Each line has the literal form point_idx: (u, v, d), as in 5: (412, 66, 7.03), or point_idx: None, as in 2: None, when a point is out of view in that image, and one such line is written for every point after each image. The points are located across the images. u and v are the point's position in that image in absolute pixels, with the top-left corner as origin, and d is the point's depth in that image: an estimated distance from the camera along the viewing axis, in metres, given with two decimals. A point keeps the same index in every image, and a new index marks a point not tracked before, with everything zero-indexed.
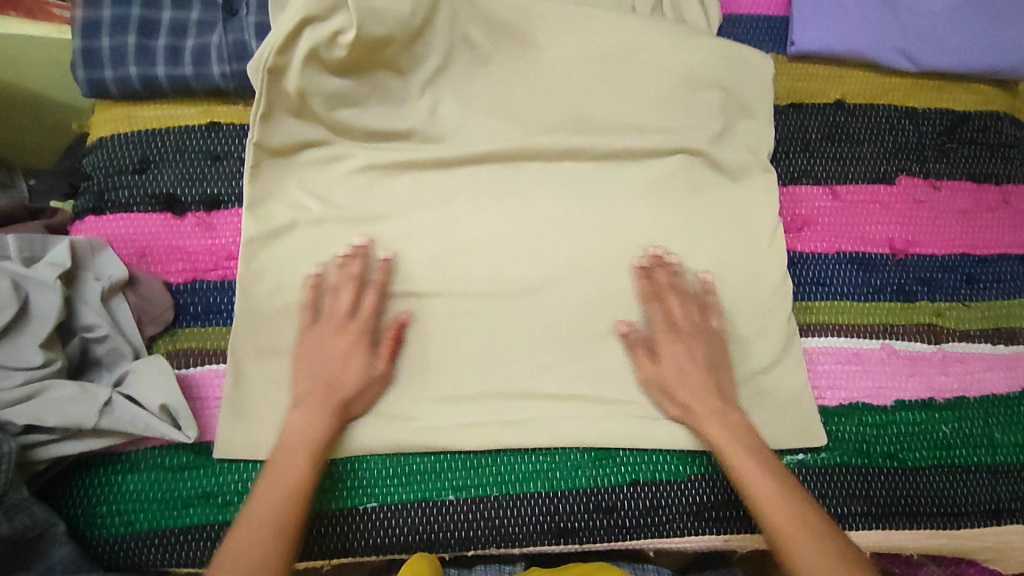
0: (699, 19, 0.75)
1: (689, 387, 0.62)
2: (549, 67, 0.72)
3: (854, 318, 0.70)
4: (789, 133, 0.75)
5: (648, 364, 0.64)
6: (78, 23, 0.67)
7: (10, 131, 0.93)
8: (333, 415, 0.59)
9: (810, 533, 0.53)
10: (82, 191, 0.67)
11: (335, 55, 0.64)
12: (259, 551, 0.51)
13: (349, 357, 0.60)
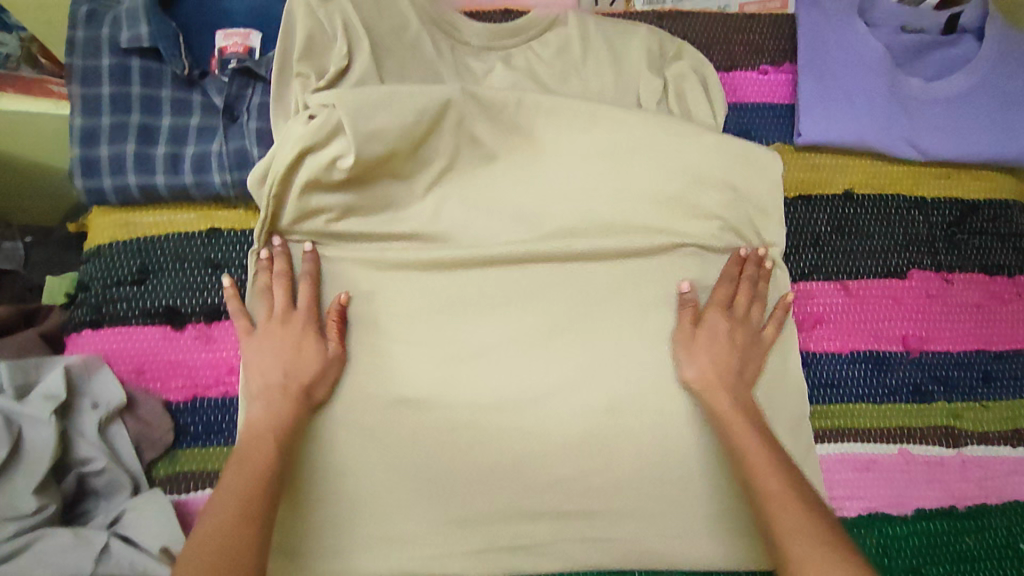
0: (705, 114, 0.74)
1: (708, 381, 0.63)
2: (554, 164, 0.71)
3: (871, 421, 0.69)
4: (799, 227, 0.74)
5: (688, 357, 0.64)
6: (75, 131, 0.65)
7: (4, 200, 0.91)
8: (296, 406, 0.59)
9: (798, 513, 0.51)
10: (78, 302, 0.66)
11: (335, 177, 0.63)
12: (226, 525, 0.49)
13: (258, 348, 0.61)
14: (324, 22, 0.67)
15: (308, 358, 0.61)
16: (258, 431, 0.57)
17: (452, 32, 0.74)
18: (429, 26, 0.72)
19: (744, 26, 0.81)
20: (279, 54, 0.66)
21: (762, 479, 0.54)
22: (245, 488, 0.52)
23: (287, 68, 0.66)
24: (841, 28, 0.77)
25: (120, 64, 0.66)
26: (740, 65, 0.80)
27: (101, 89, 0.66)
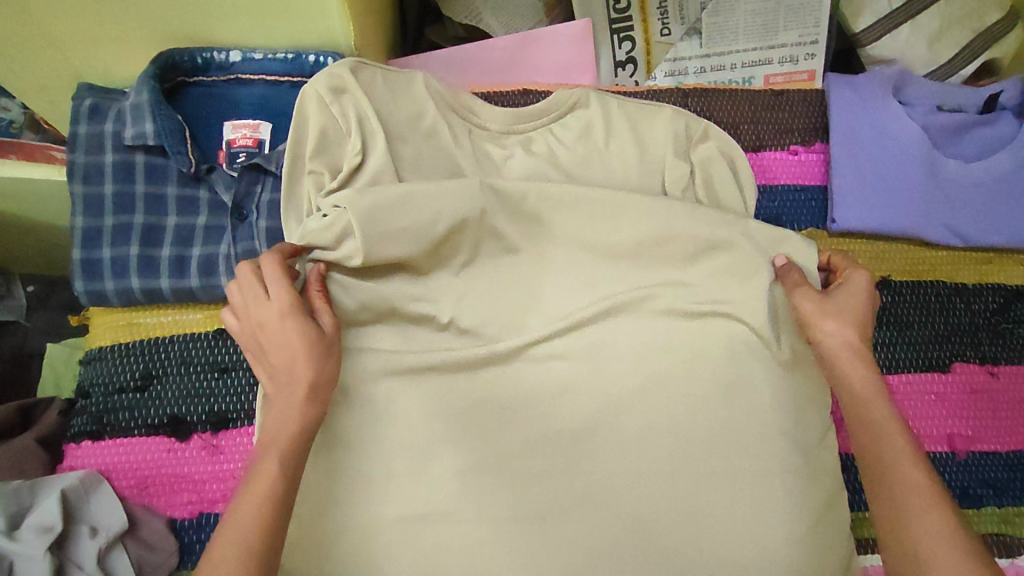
0: (734, 201, 0.71)
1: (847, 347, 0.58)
2: (577, 253, 0.68)
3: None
4: None
5: (822, 307, 0.60)
6: (77, 232, 0.63)
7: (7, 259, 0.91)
8: (302, 404, 0.49)
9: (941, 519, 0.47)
10: (78, 410, 0.63)
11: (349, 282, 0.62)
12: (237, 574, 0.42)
13: (274, 334, 0.51)
14: (337, 115, 0.64)
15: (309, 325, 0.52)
16: (273, 440, 0.48)
17: (470, 117, 0.70)
18: (447, 111, 0.69)
19: (772, 104, 0.78)
20: (291, 149, 0.64)
21: (907, 491, 0.49)
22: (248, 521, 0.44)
23: (298, 165, 0.64)
24: (873, 108, 0.74)
25: (125, 160, 0.64)
26: (768, 145, 0.77)
27: (103, 188, 0.63)
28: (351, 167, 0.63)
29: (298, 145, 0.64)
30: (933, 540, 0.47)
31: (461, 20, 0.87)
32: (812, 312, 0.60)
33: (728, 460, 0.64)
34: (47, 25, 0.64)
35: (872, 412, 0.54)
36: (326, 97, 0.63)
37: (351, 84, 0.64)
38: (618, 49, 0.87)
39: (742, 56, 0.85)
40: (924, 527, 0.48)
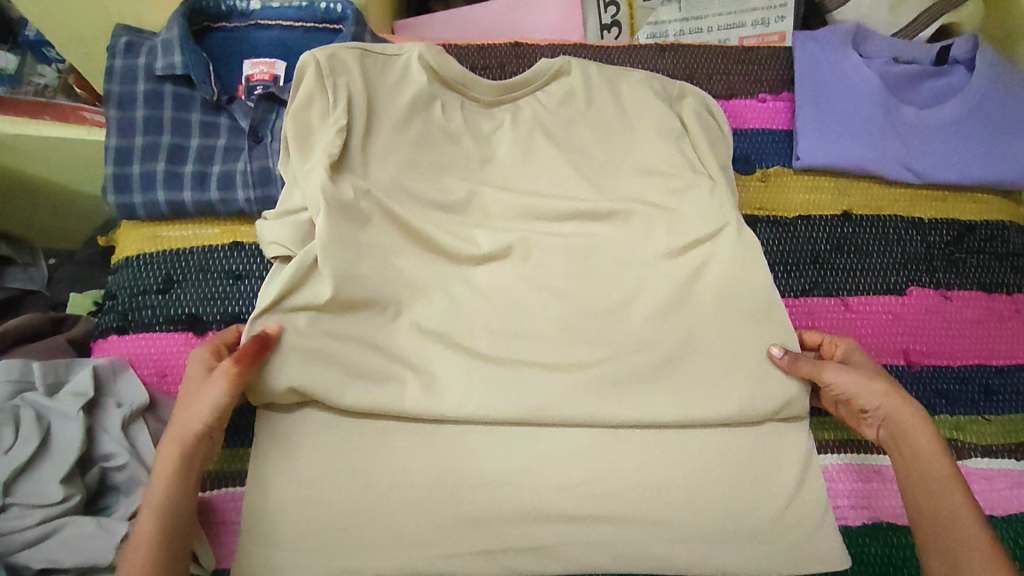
0: (719, 138, 0.77)
1: (865, 391, 0.64)
2: None
3: (847, 433, 0.72)
4: (798, 246, 0.77)
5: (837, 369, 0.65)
6: (111, 151, 0.70)
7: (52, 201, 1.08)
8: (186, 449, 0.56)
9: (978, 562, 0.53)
10: (106, 309, 0.69)
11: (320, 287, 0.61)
12: None
13: (196, 395, 0.57)
14: (329, 89, 0.67)
15: (219, 388, 0.57)
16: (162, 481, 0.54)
17: (462, 91, 0.73)
18: (441, 86, 0.73)
19: (743, 58, 0.85)
20: (290, 122, 0.67)
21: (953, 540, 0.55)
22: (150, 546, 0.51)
23: (295, 142, 0.67)
24: (833, 60, 0.81)
25: (154, 89, 0.71)
26: (740, 93, 0.83)
27: (136, 112, 0.71)
28: (344, 121, 0.66)
29: (295, 122, 0.67)
30: None
31: None
32: (850, 383, 0.64)
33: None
34: None
35: (909, 470, 0.60)
36: (323, 71, 0.67)
37: (349, 61, 0.68)
38: (603, 13, 0.93)
39: (718, 20, 0.92)
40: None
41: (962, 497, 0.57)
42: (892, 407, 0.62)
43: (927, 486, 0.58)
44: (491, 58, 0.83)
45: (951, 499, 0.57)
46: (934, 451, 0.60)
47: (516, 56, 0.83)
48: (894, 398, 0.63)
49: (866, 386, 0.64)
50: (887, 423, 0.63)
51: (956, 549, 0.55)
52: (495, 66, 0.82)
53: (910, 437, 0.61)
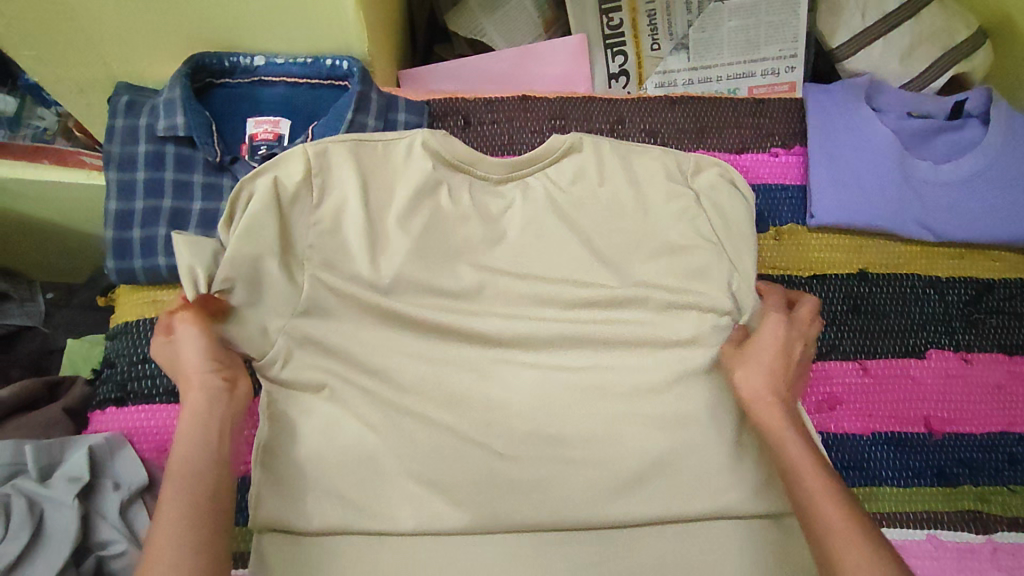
0: (735, 200, 0.76)
1: (753, 371, 0.65)
2: (575, 241, 0.74)
3: (895, 505, 0.68)
4: (813, 307, 0.75)
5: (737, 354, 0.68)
6: (111, 215, 0.68)
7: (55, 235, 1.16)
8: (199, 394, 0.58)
9: (845, 533, 0.50)
10: (104, 378, 0.67)
11: (321, 388, 0.64)
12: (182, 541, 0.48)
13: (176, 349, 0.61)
14: (316, 187, 0.66)
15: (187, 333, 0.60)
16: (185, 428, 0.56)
17: (469, 171, 0.73)
18: (446, 167, 0.73)
19: (755, 112, 0.83)
20: (253, 215, 0.62)
21: (823, 504, 0.53)
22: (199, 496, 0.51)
23: (265, 238, 0.63)
24: (843, 114, 0.80)
25: (156, 150, 0.70)
26: (750, 147, 0.82)
27: (136, 174, 0.69)
28: (329, 224, 0.66)
29: (260, 217, 0.62)
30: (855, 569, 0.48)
31: (466, 34, 0.94)
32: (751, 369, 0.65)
33: (704, 429, 0.68)
34: (90, 26, 0.73)
35: (790, 449, 0.58)
36: (311, 168, 0.66)
37: (343, 159, 0.68)
38: (611, 63, 0.94)
39: (727, 70, 0.92)
40: (855, 556, 0.48)
41: (813, 470, 0.56)
42: (771, 387, 0.64)
43: (791, 469, 0.57)
44: (499, 112, 0.81)
45: (811, 477, 0.55)
46: (795, 432, 0.60)
47: (522, 110, 0.82)
48: (771, 384, 0.64)
49: (751, 370, 0.65)
50: (760, 413, 0.63)
51: (824, 528, 0.51)
52: (502, 120, 0.81)
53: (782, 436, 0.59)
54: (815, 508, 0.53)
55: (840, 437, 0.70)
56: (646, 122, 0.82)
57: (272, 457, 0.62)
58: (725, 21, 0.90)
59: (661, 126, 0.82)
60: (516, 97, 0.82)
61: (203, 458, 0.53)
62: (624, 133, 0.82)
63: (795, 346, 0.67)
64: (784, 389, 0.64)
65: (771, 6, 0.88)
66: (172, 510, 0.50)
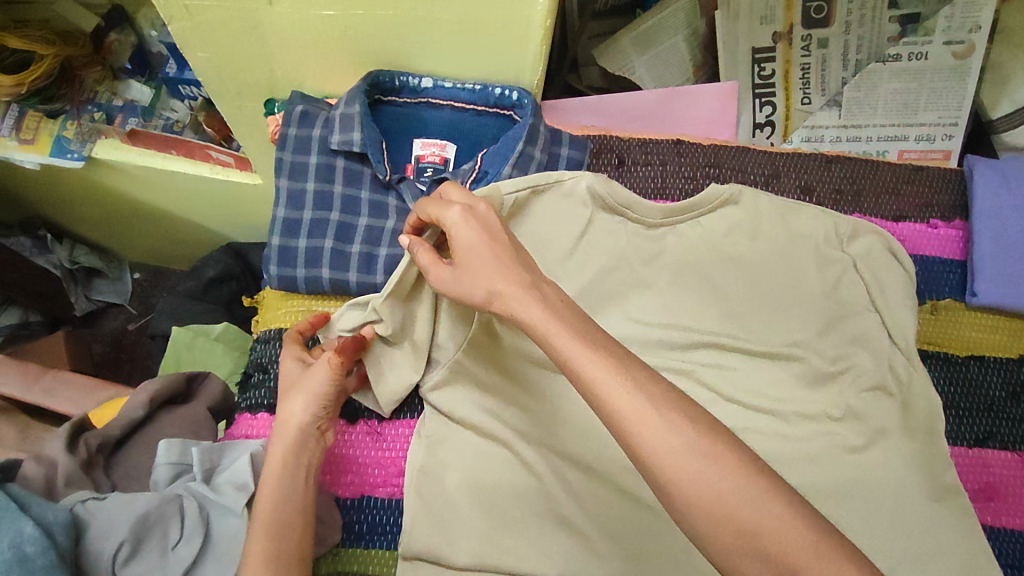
0: (894, 268, 0.73)
1: (481, 268, 0.53)
2: (722, 292, 0.73)
3: None
4: (972, 389, 0.72)
5: (456, 218, 0.55)
6: (278, 222, 0.72)
7: (152, 225, 1.25)
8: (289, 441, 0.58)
9: (656, 409, 0.43)
10: (256, 384, 0.69)
11: (473, 414, 0.64)
12: None
13: (298, 386, 0.59)
14: None
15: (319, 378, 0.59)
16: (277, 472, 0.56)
17: (626, 213, 0.71)
18: (603, 211, 0.71)
19: (914, 179, 0.81)
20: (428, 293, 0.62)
21: (601, 390, 0.45)
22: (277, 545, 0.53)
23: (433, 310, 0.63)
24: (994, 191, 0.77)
25: (327, 163, 0.73)
26: (909, 216, 0.80)
27: (306, 184, 0.72)
28: None
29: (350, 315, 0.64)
30: (684, 481, 0.41)
31: (616, 71, 0.93)
32: (454, 224, 0.55)
33: (850, 502, 0.65)
34: (270, 36, 0.75)
35: (556, 336, 0.48)
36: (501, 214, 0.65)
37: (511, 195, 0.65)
38: (759, 112, 0.93)
39: (878, 131, 0.90)
40: (655, 430, 0.43)
41: (585, 347, 0.47)
42: (492, 275, 0.52)
43: (567, 362, 0.47)
44: (652, 153, 0.81)
45: (587, 360, 0.46)
46: (549, 315, 0.49)
47: (676, 153, 0.81)
48: (496, 265, 0.52)
49: (474, 271, 0.53)
50: (499, 303, 0.51)
51: (616, 417, 0.44)
52: (656, 162, 0.80)
53: (537, 311, 0.50)
54: (601, 396, 0.45)
55: (996, 530, 0.68)
56: (802, 177, 0.81)
57: (426, 478, 0.63)
58: (884, 82, 0.88)
59: (817, 183, 0.81)
60: (670, 140, 0.81)
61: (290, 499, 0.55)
62: (779, 187, 0.80)
63: (496, 221, 0.56)
64: (525, 271, 0.52)
65: (936, 73, 0.86)
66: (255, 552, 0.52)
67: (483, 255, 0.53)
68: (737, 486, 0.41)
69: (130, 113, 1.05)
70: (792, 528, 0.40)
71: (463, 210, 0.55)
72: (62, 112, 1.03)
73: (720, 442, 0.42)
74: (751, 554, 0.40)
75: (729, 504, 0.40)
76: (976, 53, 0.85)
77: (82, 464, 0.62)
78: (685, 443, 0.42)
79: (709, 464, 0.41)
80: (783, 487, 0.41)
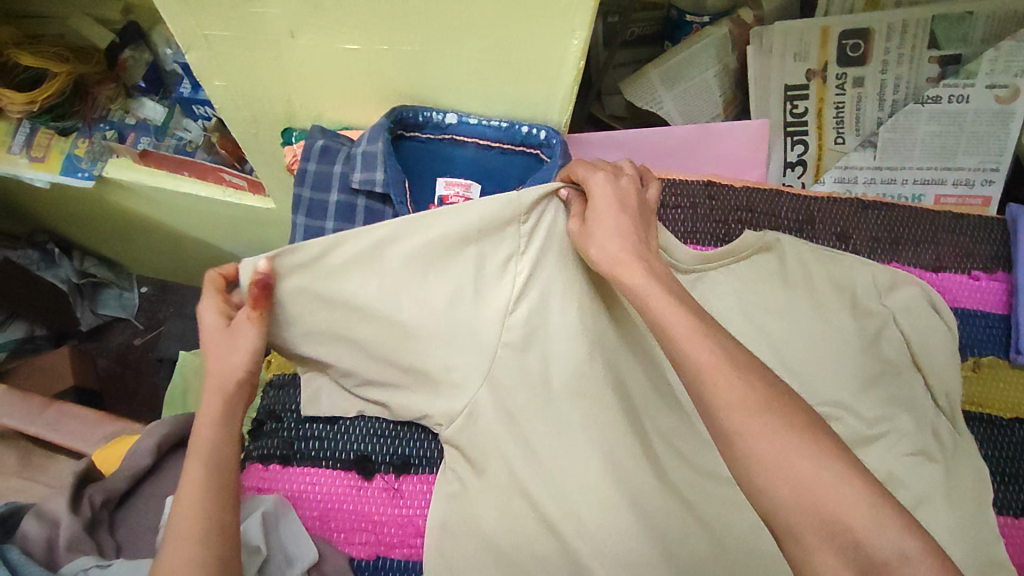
0: (939, 325, 0.69)
1: (609, 233, 0.54)
2: (756, 344, 0.69)
3: None
4: (1017, 453, 0.69)
5: (598, 181, 0.57)
6: None
7: (165, 245, 1.23)
8: (223, 404, 0.55)
9: (758, 408, 0.42)
10: (267, 432, 0.66)
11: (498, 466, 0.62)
12: (198, 534, 0.50)
13: (228, 337, 0.54)
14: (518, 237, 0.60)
15: (248, 336, 0.54)
16: (206, 436, 0.54)
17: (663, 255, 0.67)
18: None
19: (954, 227, 0.77)
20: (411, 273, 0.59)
21: (711, 383, 0.44)
22: (209, 489, 0.52)
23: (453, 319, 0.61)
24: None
25: (347, 202, 0.70)
26: (948, 266, 0.76)
27: (325, 223, 0.71)
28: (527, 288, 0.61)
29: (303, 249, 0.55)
30: (787, 489, 0.40)
31: (643, 104, 0.90)
32: (598, 187, 0.56)
33: None
34: (290, 68, 0.72)
35: (668, 319, 0.48)
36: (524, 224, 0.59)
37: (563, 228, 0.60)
38: (789, 151, 0.90)
39: (914, 174, 0.87)
40: (759, 435, 0.41)
41: (677, 309, 0.48)
42: (624, 247, 0.53)
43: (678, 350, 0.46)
44: (683, 195, 0.78)
45: (698, 350, 0.45)
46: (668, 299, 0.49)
47: (707, 196, 0.78)
48: (624, 233, 0.54)
49: (603, 232, 0.55)
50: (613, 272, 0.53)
51: (694, 374, 0.45)
52: (687, 205, 0.77)
53: (648, 295, 0.50)
54: (706, 391, 0.44)
55: None
56: (838, 224, 0.78)
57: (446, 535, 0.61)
58: (922, 124, 0.84)
59: (854, 230, 0.77)
60: (701, 182, 0.79)
61: (224, 455, 0.54)
62: (813, 234, 0.77)
63: (634, 198, 0.57)
64: (645, 246, 0.54)
65: (977, 116, 0.83)
66: (193, 499, 0.51)
67: (616, 223, 0.55)
68: (846, 499, 0.39)
69: (142, 131, 1.03)
70: (851, 501, 0.39)
71: (609, 177, 0.57)
72: (74, 129, 1.00)
73: (791, 415, 0.42)
74: (810, 519, 0.39)
75: (789, 462, 0.40)
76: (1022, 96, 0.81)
77: (87, 523, 0.60)
78: (756, 400, 0.42)
79: (818, 471, 0.40)
80: (889, 509, 0.39)
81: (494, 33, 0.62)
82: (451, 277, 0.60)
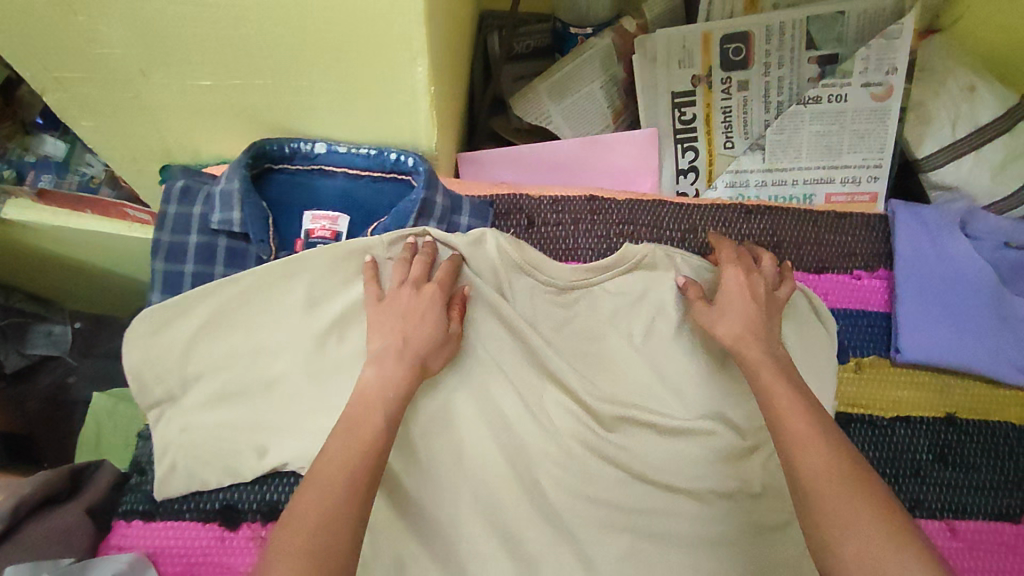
0: (812, 326, 0.70)
1: (739, 309, 0.63)
2: (634, 363, 0.69)
3: None
4: (897, 454, 0.70)
5: (740, 269, 0.65)
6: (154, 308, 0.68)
7: (84, 287, 1.11)
8: (408, 371, 0.58)
9: (860, 501, 0.46)
10: (132, 487, 0.67)
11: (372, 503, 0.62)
12: (335, 517, 0.47)
13: (418, 308, 0.61)
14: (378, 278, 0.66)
15: (433, 301, 0.62)
16: (377, 395, 0.56)
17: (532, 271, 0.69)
18: (511, 270, 0.69)
19: (836, 227, 0.77)
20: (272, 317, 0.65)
21: (809, 471, 0.49)
22: (351, 469, 0.50)
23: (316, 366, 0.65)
24: (973, 247, 0.75)
25: (208, 243, 0.69)
26: (831, 267, 0.76)
27: (184, 267, 0.68)
28: None
29: (167, 304, 0.65)
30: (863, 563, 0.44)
31: (531, 119, 0.89)
32: (736, 277, 0.65)
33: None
34: (153, 107, 0.70)
35: (778, 405, 0.54)
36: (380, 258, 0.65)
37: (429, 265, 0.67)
38: (680, 158, 0.89)
39: (805, 173, 0.85)
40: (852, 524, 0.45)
41: (794, 395, 0.55)
42: (746, 325, 0.61)
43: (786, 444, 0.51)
44: (565, 212, 0.77)
45: (806, 447, 0.50)
46: (792, 397, 0.54)
47: (590, 211, 0.77)
48: (749, 317, 0.62)
49: (728, 311, 0.63)
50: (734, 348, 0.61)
51: (795, 452, 0.50)
52: (568, 221, 0.76)
53: (772, 388, 0.55)
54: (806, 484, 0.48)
55: None
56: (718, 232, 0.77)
57: None
58: (807, 124, 0.84)
59: (734, 237, 0.77)
60: (583, 196, 0.78)
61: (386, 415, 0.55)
62: (695, 244, 0.77)
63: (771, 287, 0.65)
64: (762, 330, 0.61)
65: (857, 114, 0.83)
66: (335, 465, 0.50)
67: (742, 301, 0.63)
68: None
69: (42, 170, 0.97)
70: (885, 552, 0.43)
71: (743, 268, 0.65)
72: None
73: (877, 505, 0.46)
74: None
75: (873, 550, 0.44)
76: (895, 94, 0.82)
77: None
78: (850, 486, 0.47)
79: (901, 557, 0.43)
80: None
81: (343, 65, 0.61)
82: (310, 322, 0.65)
